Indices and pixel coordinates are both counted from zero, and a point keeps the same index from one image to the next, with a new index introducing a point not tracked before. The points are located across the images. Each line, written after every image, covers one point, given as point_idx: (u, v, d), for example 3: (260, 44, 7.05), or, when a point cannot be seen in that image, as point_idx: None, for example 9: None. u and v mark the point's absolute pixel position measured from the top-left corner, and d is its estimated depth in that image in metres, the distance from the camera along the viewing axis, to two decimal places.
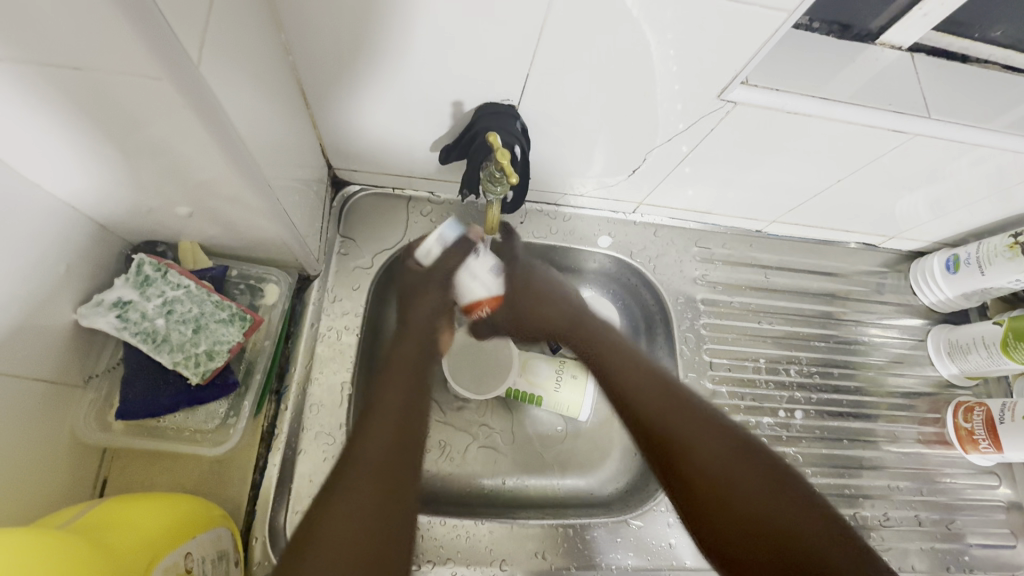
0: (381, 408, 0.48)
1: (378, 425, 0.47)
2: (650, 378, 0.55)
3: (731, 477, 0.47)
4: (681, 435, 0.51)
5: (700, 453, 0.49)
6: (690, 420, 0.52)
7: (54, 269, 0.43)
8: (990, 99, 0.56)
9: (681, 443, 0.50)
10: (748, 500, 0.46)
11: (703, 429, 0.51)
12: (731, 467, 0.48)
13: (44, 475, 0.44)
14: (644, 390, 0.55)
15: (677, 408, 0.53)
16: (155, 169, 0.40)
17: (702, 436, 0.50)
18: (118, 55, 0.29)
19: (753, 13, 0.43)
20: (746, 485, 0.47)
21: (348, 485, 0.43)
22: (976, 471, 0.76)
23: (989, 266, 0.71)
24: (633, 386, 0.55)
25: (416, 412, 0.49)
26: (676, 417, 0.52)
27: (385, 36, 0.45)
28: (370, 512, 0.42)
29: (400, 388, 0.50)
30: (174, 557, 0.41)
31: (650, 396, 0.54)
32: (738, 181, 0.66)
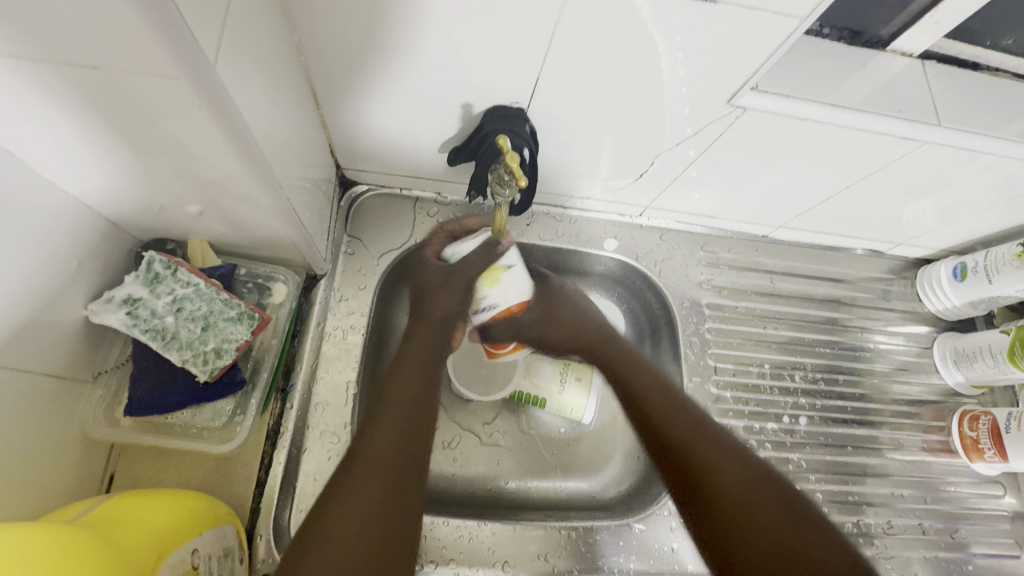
0: (395, 404, 0.48)
1: (390, 416, 0.48)
2: (681, 410, 0.54)
3: (749, 501, 0.46)
4: (705, 457, 0.49)
5: (721, 478, 0.48)
6: (714, 445, 0.50)
7: (65, 266, 0.44)
8: (1000, 107, 0.56)
9: (703, 464, 0.49)
10: (766, 525, 0.44)
11: (728, 454, 0.50)
12: (754, 494, 0.46)
13: (51, 470, 0.44)
14: (675, 416, 0.54)
15: (706, 434, 0.51)
16: (167, 168, 0.40)
17: (725, 461, 0.49)
18: (136, 55, 0.29)
19: (765, 18, 0.43)
20: (766, 511, 0.45)
21: (360, 474, 0.43)
22: (981, 481, 0.76)
23: (996, 275, 0.71)
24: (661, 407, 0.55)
25: (427, 408, 0.50)
26: (701, 442, 0.51)
27: (398, 38, 0.45)
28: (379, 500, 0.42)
29: (411, 382, 0.51)
30: (181, 554, 0.41)
31: (678, 422, 0.53)
32: (746, 186, 0.66)
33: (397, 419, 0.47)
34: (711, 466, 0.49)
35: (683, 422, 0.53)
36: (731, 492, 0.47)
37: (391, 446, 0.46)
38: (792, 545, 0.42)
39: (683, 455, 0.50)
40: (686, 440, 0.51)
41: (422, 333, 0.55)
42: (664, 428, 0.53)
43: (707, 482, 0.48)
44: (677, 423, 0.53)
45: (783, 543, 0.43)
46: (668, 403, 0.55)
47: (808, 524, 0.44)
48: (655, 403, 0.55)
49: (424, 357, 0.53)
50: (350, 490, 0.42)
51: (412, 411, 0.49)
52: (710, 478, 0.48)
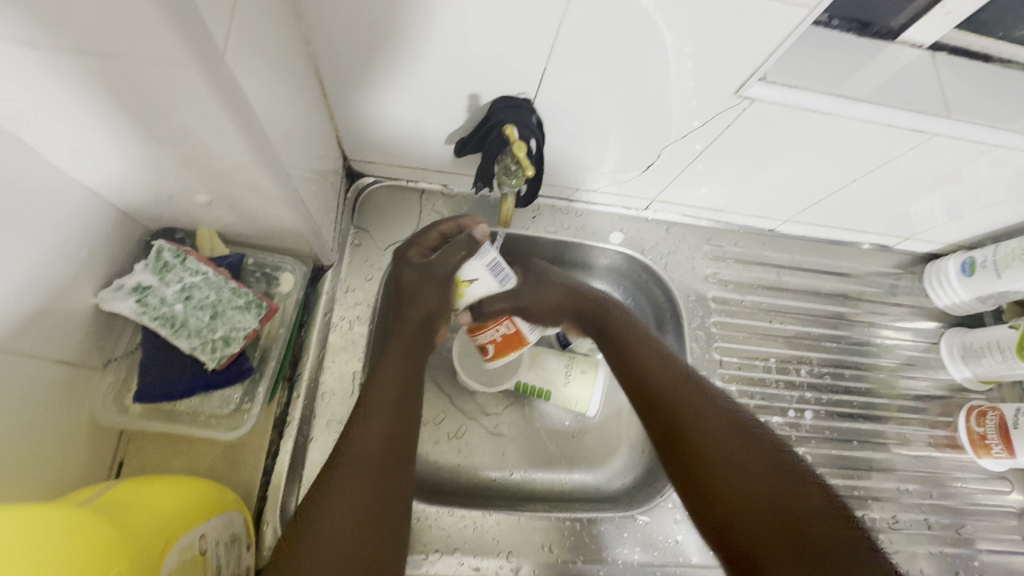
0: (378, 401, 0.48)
1: (371, 419, 0.47)
2: (665, 368, 0.54)
3: (735, 453, 0.47)
4: (690, 411, 0.50)
5: (703, 431, 0.49)
6: (700, 401, 0.51)
7: (76, 255, 0.44)
8: (1012, 100, 0.55)
9: (687, 420, 0.50)
10: (749, 478, 0.45)
11: (711, 408, 0.51)
12: (740, 448, 0.47)
13: (62, 456, 0.45)
14: (657, 373, 0.54)
15: (690, 390, 0.52)
16: (176, 156, 0.41)
17: (710, 416, 0.50)
18: (147, 41, 0.29)
19: (775, 8, 0.42)
20: (753, 465, 0.46)
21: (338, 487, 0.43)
22: (987, 477, 0.75)
23: (1005, 270, 0.70)
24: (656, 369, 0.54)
25: (409, 406, 0.50)
26: (685, 397, 0.52)
27: (405, 28, 0.45)
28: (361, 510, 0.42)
29: (393, 381, 0.51)
30: (189, 539, 0.41)
31: (660, 379, 0.54)
32: (753, 179, 0.66)
33: (380, 420, 0.47)
34: (696, 420, 0.50)
35: (665, 378, 0.54)
36: (718, 445, 0.48)
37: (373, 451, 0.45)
38: (783, 513, 0.43)
39: (669, 409, 0.51)
40: (671, 396, 0.52)
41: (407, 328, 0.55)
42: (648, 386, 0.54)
43: (692, 435, 0.49)
44: (661, 379, 0.54)
45: (766, 495, 0.44)
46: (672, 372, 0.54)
47: (794, 480, 0.45)
48: (643, 363, 0.56)
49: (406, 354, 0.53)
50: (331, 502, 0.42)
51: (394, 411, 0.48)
52: (694, 434, 0.49)
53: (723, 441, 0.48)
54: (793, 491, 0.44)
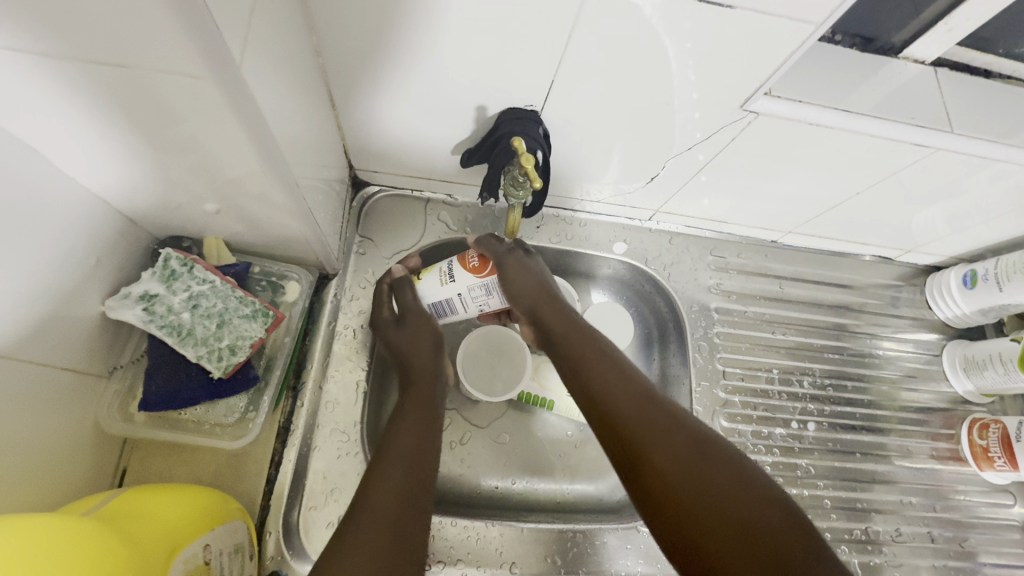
0: (399, 450, 0.48)
1: (393, 464, 0.47)
2: (622, 382, 0.50)
3: (698, 476, 0.44)
4: (647, 434, 0.47)
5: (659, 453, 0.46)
6: (660, 417, 0.48)
7: (84, 262, 0.44)
8: (1013, 115, 0.56)
9: (644, 443, 0.46)
10: (712, 498, 0.43)
11: (666, 426, 0.47)
12: (699, 470, 0.44)
13: (66, 464, 0.45)
14: (611, 390, 0.50)
15: (650, 408, 0.48)
16: (185, 165, 0.41)
17: (664, 439, 0.46)
18: (163, 53, 0.30)
19: (779, 23, 0.43)
20: (714, 487, 0.43)
21: (369, 519, 0.43)
22: (991, 489, 0.75)
23: (1006, 283, 0.71)
24: (606, 390, 0.50)
25: (429, 450, 0.50)
26: (642, 415, 0.48)
27: (412, 40, 0.46)
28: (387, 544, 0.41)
29: (412, 426, 0.51)
30: (193, 549, 0.41)
31: (617, 398, 0.49)
32: (755, 191, 0.66)
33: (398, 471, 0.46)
34: (654, 443, 0.46)
35: (618, 394, 0.50)
36: (679, 469, 0.44)
37: (399, 487, 0.45)
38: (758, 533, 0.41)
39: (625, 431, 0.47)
40: (630, 418, 0.48)
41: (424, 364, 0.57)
42: (605, 408, 0.49)
43: (650, 459, 0.46)
44: (617, 399, 0.49)
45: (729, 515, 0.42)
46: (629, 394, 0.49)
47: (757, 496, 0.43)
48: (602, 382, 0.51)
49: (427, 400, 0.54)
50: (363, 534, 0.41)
51: (414, 456, 0.48)
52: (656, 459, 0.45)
53: (684, 462, 0.45)
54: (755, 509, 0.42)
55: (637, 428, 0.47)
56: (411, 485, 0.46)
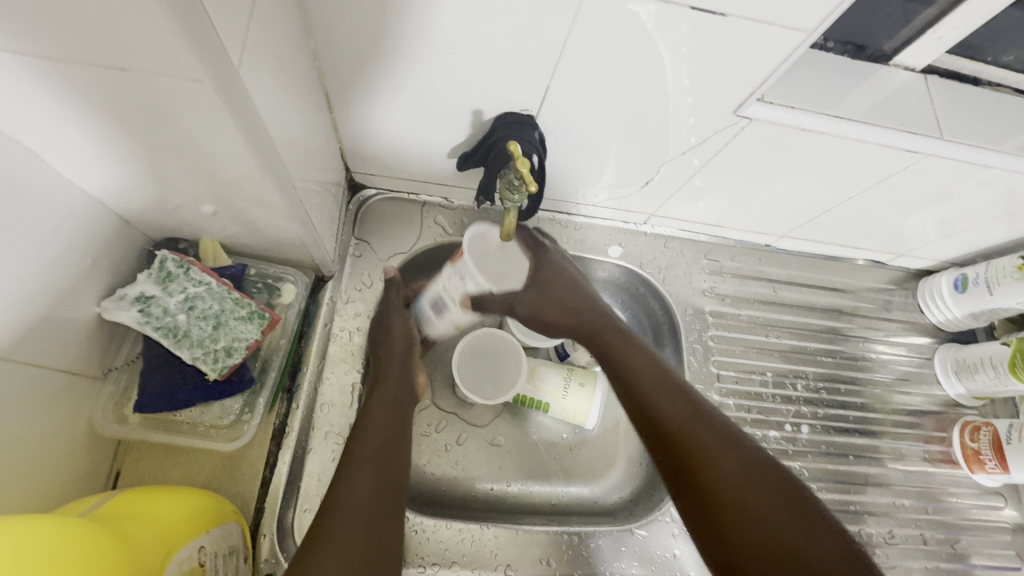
0: (365, 449, 0.50)
1: (362, 462, 0.49)
2: (676, 397, 0.55)
3: (745, 491, 0.47)
4: (700, 450, 0.51)
5: (708, 466, 0.50)
6: (711, 433, 0.51)
7: (79, 263, 0.44)
8: (1001, 122, 0.57)
9: (697, 456, 0.50)
10: (755, 514, 0.46)
11: (720, 444, 0.51)
12: (747, 485, 0.48)
13: (59, 466, 0.45)
14: (667, 404, 0.54)
15: (701, 425, 0.52)
16: (183, 168, 0.41)
17: (720, 451, 0.50)
18: (163, 57, 0.30)
19: (773, 31, 0.43)
20: (759, 504, 0.47)
21: (341, 518, 0.45)
22: (981, 492, 0.76)
23: (997, 287, 0.71)
24: (660, 401, 0.55)
25: (394, 444, 0.52)
26: (693, 431, 0.52)
27: (411, 45, 0.46)
28: (360, 542, 0.44)
29: (381, 426, 0.53)
30: (188, 551, 0.41)
31: (671, 414, 0.53)
32: (749, 196, 0.67)
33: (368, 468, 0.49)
34: (706, 457, 0.50)
35: (675, 412, 0.54)
36: (726, 485, 0.48)
37: (369, 486, 0.48)
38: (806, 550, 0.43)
39: (678, 444, 0.52)
40: (683, 433, 0.52)
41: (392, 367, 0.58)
42: (658, 422, 0.54)
43: (700, 474, 0.50)
44: (671, 415, 0.53)
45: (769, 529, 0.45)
46: (683, 411, 0.53)
47: (807, 516, 0.45)
48: (655, 398, 0.55)
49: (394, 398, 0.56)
50: (334, 533, 0.44)
51: (383, 454, 0.51)
52: (704, 471, 0.50)
53: (731, 478, 0.48)
54: (797, 527, 0.45)
55: (691, 442, 0.51)
56: (381, 484, 0.49)
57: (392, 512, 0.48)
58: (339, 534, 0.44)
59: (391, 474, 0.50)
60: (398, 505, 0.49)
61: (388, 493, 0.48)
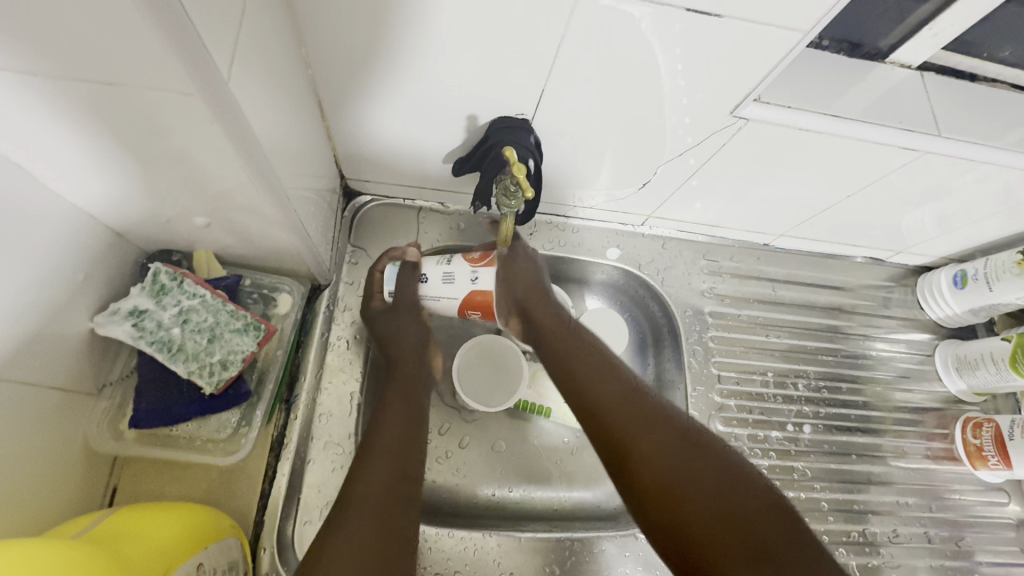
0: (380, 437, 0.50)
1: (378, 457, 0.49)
2: (606, 380, 0.54)
3: (672, 464, 0.47)
4: (626, 430, 0.50)
5: (643, 449, 0.48)
6: (639, 410, 0.51)
7: (71, 279, 0.44)
8: (997, 118, 0.57)
9: (631, 441, 0.49)
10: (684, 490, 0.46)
11: (653, 424, 0.50)
12: (674, 459, 0.47)
13: (55, 485, 0.44)
14: (598, 389, 0.53)
15: (633, 404, 0.52)
16: (172, 180, 0.40)
17: (651, 430, 0.49)
18: (148, 69, 0.29)
19: (767, 32, 0.43)
20: (686, 474, 0.46)
21: (357, 515, 0.44)
22: (985, 488, 0.76)
23: (996, 282, 0.71)
24: (589, 384, 0.54)
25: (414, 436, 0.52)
26: (624, 413, 0.51)
27: (401, 48, 0.46)
28: (375, 538, 0.43)
29: (396, 416, 0.53)
30: (187, 569, 0.41)
31: (604, 398, 0.52)
32: (747, 195, 0.66)
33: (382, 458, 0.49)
34: (633, 439, 0.49)
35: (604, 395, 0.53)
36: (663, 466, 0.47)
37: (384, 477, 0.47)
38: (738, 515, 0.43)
39: (611, 430, 0.51)
40: (605, 416, 0.51)
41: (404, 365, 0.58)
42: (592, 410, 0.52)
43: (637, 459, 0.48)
44: (601, 396, 0.53)
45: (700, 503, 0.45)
46: (615, 393, 0.52)
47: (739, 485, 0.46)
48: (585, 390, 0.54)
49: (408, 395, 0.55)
50: (349, 529, 0.43)
51: (400, 440, 0.51)
52: (633, 451, 0.49)
53: (657, 457, 0.48)
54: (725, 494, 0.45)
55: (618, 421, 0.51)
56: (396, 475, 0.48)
57: (409, 508, 0.47)
58: (353, 532, 0.43)
59: (407, 480, 0.48)
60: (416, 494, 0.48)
61: (402, 491, 0.47)
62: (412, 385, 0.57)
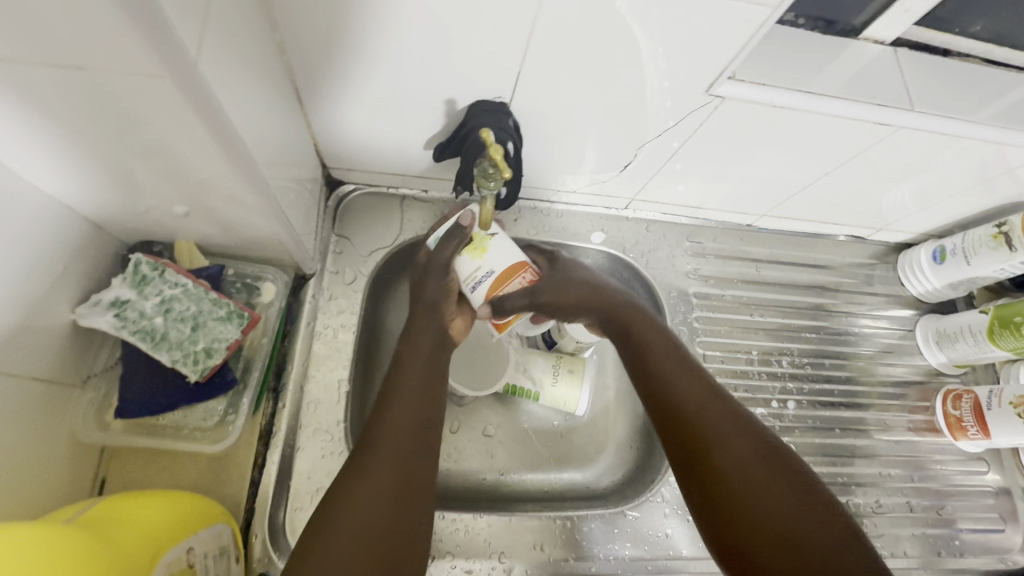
0: (398, 397, 0.50)
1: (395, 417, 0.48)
2: (686, 379, 0.53)
3: (746, 473, 0.46)
4: (703, 432, 0.49)
5: (722, 454, 0.47)
6: (720, 416, 0.50)
7: (51, 271, 0.44)
8: (970, 92, 0.57)
9: (704, 441, 0.48)
10: (763, 507, 0.44)
11: (732, 435, 0.48)
12: (750, 467, 0.46)
13: (43, 476, 0.44)
14: (678, 388, 0.52)
15: (713, 408, 0.50)
16: (150, 168, 0.40)
17: (730, 438, 0.48)
18: (115, 53, 0.29)
19: (739, 8, 0.43)
20: (765, 490, 0.45)
21: (371, 467, 0.44)
22: (965, 458, 0.77)
23: (974, 257, 0.72)
24: (670, 379, 0.53)
25: (429, 406, 0.51)
26: (703, 416, 0.50)
27: (378, 34, 0.45)
28: (387, 505, 0.43)
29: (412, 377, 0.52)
30: (177, 552, 0.41)
31: (685, 395, 0.52)
32: (728, 175, 0.67)
33: (399, 421, 0.48)
34: (711, 442, 0.48)
35: (686, 395, 0.52)
36: (736, 476, 0.46)
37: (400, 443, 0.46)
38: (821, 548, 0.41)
39: (687, 429, 0.50)
40: (688, 416, 0.50)
41: (421, 326, 0.56)
42: (669, 405, 0.52)
43: (710, 464, 0.47)
44: (682, 395, 0.52)
45: (770, 515, 0.43)
46: (698, 397, 0.51)
47: (823, 519, 0.43)
48: (651, 380, 0.54)
49: (426, 357, 0.54)
50: (360, 480, 0.43)
51: (420, 404, 0.50)
52: (710, 452, 0.48)
53: (738, 465, 0.46)
54: (798, 514, 0.43)
55: (701, 423, 0.50)
56: (411, 438, 0.47)
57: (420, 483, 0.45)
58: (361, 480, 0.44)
59: (426, 434, 0.49)
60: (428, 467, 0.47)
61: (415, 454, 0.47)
62: (431, 349, 0.55)
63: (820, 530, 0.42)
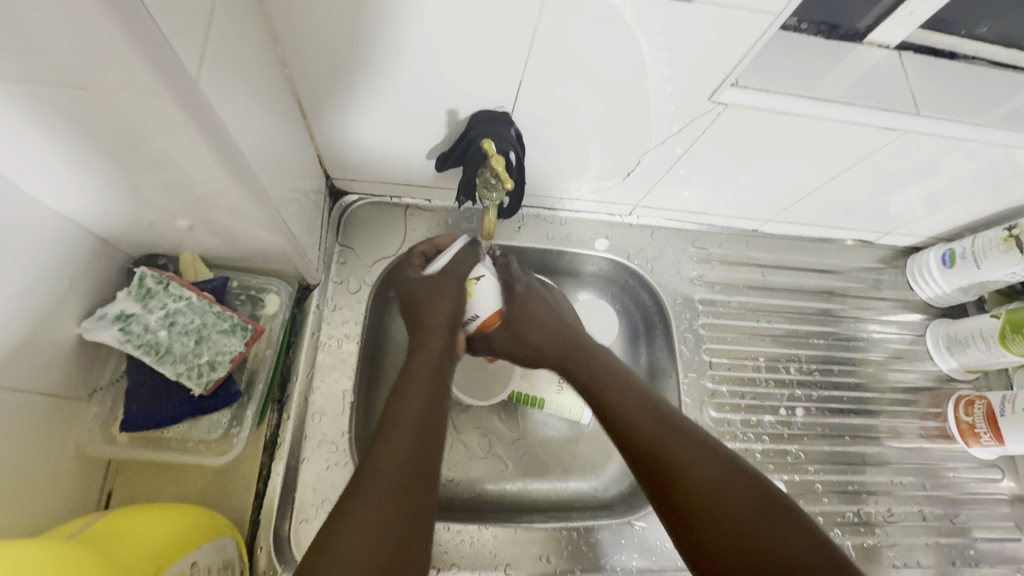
0: (401, 414, 0.48)
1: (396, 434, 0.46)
2: (640, 406, 0.53)
3: (715, 500, 0.45)
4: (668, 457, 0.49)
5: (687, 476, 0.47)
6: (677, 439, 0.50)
7: (57, 285, 0.44)
8: (977, 95, 0.57)
9: (668, 465, 0.48)
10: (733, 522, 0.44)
11: (696, 457, 0.48)
12: (716, 489, 0.46)
13: (49, 490, 0.45)
14: (635, 418, 0.53)
15: (667, 428, 0.51)
16: (153, 183, 0.41)
17: (696, 459, 0.48)
18: (115, 71, 0.29)
19: (738, 14, 0.43)
20: (735, 509, 0.45)
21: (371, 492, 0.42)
22: (979, 465, 0.76)
23: (984, 260, 0.71)
24: (628, 413, 0.53)
25: (435, 418, 0.49)
26: (668, 440, 0.50)
27: (378, 47, 0.46)
28: (383, 523, 0.41)
29: (418, 393, 0.50)
30: (180, 567, 0.41)
31: (640, 421, 0.52)
32: (732, 181, 0.66)
33: (403, 437, 0.46)
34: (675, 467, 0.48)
35: (642, 424, 0.52)
36: (701, 495, 0.46)
37: (401, 462, 0.45)
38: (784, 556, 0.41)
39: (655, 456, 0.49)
40: (651, 442, 0.50)
41: (430, 341, 0.54)
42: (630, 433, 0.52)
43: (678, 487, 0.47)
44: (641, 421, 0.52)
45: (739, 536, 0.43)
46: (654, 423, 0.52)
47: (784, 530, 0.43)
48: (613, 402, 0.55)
49: (433, 369, 0.52)
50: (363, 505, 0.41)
51: (422, 420, 0.48)
52: (679, 476, 0.47)
53: (702, 485, 0.46)
54: (769, 528, 0.43)
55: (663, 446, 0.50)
56: (417, 448, 0.46)
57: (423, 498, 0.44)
58: (371, 502, 0.42)
59: (429, 440, 0.47)
60: (431, 486, 0.45)
61: (417, 470, 0.45)
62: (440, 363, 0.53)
63: (786, 540, 0.42)
